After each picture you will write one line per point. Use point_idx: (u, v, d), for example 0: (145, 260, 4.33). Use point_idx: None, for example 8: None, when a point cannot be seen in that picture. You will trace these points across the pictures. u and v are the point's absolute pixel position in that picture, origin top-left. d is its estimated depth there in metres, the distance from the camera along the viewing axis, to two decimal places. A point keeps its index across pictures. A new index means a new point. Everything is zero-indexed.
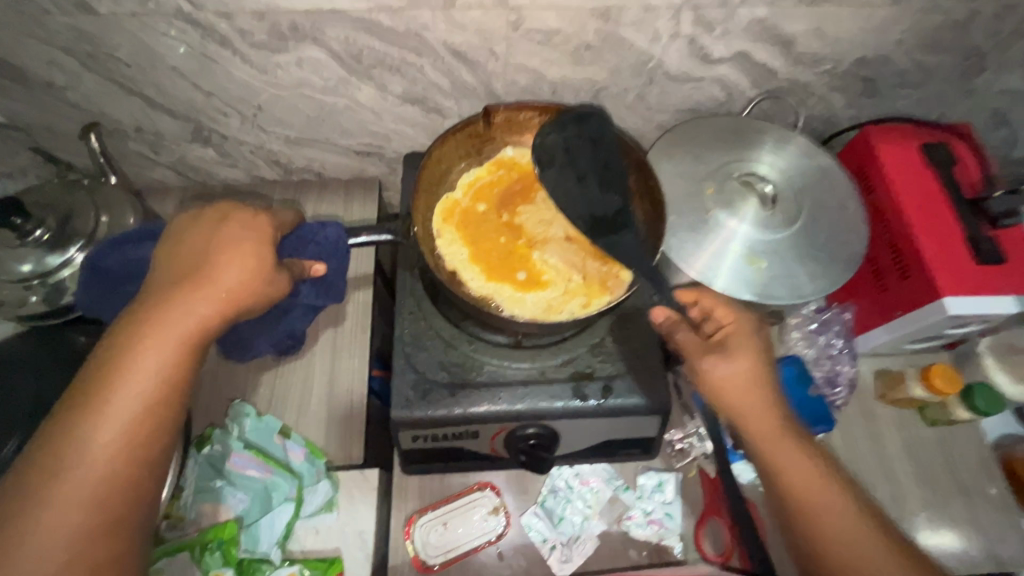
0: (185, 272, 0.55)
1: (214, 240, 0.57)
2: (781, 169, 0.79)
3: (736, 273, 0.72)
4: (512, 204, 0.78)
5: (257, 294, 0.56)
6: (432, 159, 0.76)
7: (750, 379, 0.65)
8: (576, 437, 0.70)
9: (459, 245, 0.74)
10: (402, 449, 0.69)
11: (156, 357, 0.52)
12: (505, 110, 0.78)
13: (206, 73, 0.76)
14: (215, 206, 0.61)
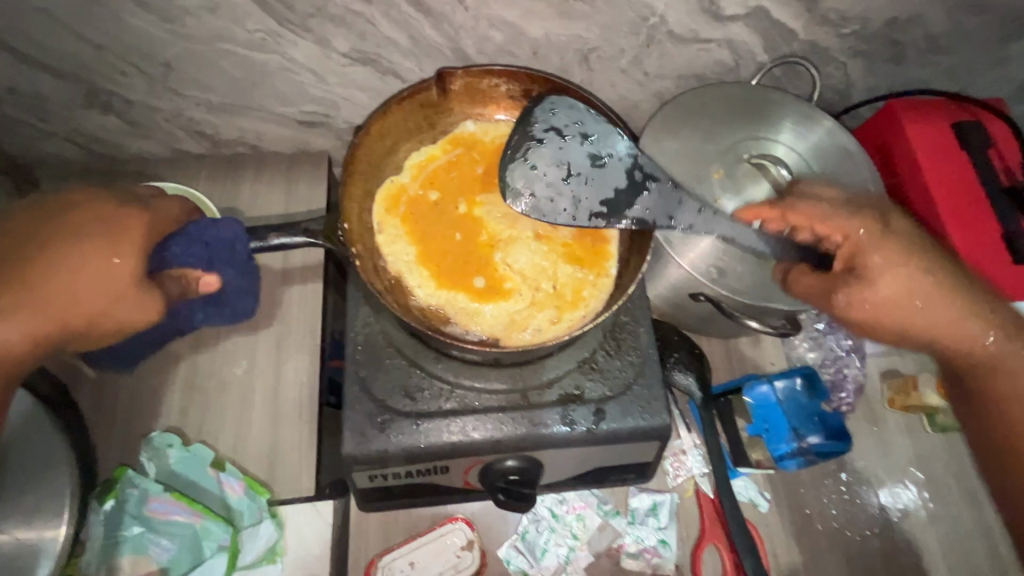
0: (10, 273, 0.48)
1: (61, 236, 0.50)
2: (797, 151, 0.69)
3: (743, 273, 0.63)
4: (470, 193, 0.67)
5: (101, 307, 0.49)
6: (371, 137, 0.64)
7: (910, 294, 0.56)
8: (562, 466, 0.60)
9: (405, 243, 0.64)
10: (359, 488, 0.58)
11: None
12: (464, 75, 0.65)
13: (92, 20, 0.60)
14: (71, 196, 0.53)
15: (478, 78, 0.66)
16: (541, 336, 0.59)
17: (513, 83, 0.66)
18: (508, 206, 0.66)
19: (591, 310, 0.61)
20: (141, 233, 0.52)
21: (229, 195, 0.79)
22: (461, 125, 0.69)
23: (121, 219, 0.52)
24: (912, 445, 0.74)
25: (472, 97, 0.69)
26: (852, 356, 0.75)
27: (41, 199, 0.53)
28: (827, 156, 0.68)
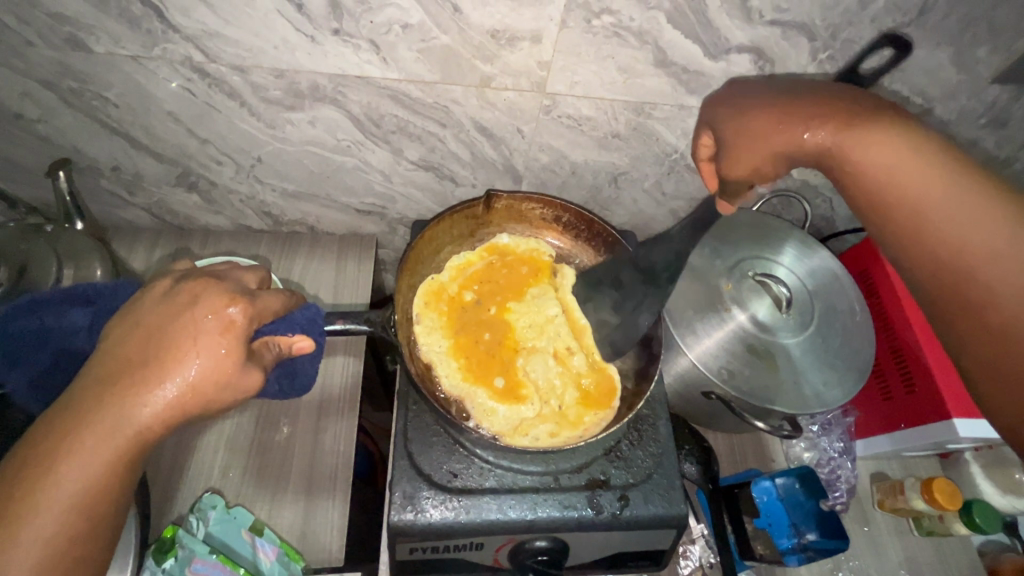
0: (132, 359, 0.45)
1: (176, 323, 0.47)
2: (799, 274, 0.80)
3: (749, 377, 0.71)
4: (500, 300, 0.75)
5: (221, 394, 0.47)
6: (424, 238, 0.74)
7: (883, 145, 0.49)
8: (586, 549, 0.65)
9: (439, 335, 0.71)
10: (394, 559, 0.62)
11: (92, 457, 0.43)
12: (507, 198, 0.78)
13: (206, 121, 0.69)
14: (187, 284, 0.50)
15: (518, 201, 0.78)
16: (539, 445, 0.64)
17: (548, 209, 0.79)
18: (530, 317, 0.74)
19: (589, 433, 0.66)
20: (245, 324, 0.49)
21: (284, 269, 0.87)
22: (497, 238, 0.79)
23: (225, 307, 0.48)
24: (901, 546, 0.80)
25: (510, 215, 0.81)
26: (843, 458, 0.82)
27: (160, 285, 0.51)
28: (820, 278, 0.79)
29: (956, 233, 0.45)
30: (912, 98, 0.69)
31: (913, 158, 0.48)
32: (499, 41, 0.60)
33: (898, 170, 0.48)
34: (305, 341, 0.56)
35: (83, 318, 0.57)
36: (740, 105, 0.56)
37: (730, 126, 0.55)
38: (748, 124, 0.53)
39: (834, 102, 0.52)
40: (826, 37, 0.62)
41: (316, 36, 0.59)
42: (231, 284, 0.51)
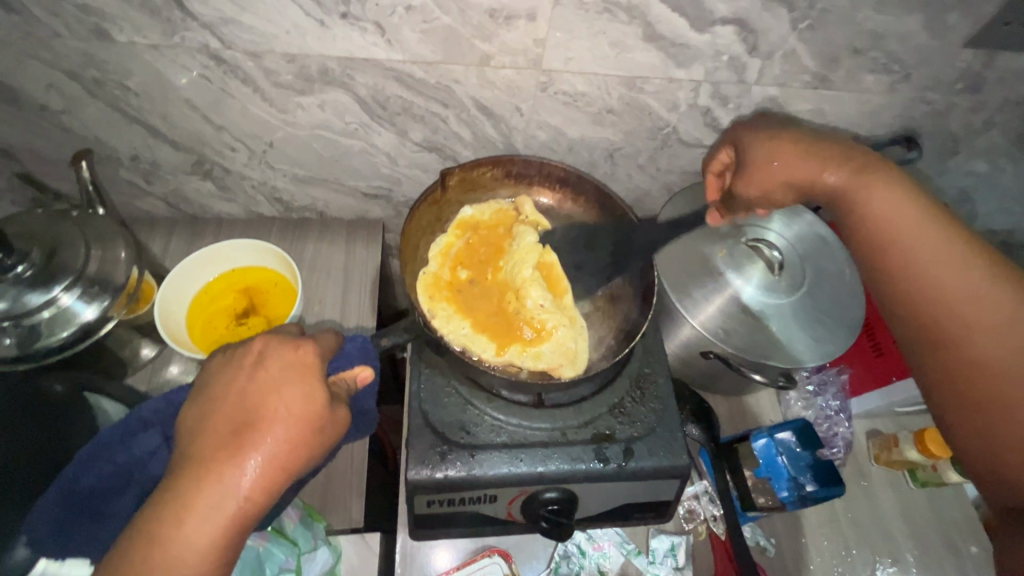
0: (223, 428, 0.49)
1: (257, 386, 0.51)
2: (787, 238, 0.83)
3: (747, 336, 0.75)
4: (485, 267, 0.78)
5: (312, 440, 0.51)
6: (402, 237, 0.76)
7: (792, 151, 0.66)
8: (595, 501, 0.68)
9: (456, 319, 0.73)
10: (413, 513, 0.65)
11: (212, 512, 0.46)
12: (460, 171, 0.80)
13: (221, 107, 0.73)
14: (245, 345, 0.55)
15: (470, 171, 0.80)
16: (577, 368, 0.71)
17: (496, 168, 0.81)
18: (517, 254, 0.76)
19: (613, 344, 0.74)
20: (316, 368, 0.54)
21: (296, 254, 0.91)
22: (463, 213, 0.81)
23: (294, 359, 0.53)
24: (896, 499, 0.83)
25: (466, 187, 0.83)
26: (841, 416, 0.84)
27: (219, 358, 0.55)
28: (809, 242, 0.83)
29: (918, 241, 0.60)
30: (889, 65, 0.73)
31: (921, 219, 0.60)
32: (497, 20, 0.64)
33: (896, 213, 0.61)
34: (367, 371, 0.59)
35: (157, 442, 0.61)
36: (765, 133, 0.69)
37: (762, 150, 0.68)
38: (767, 153, 0.67)
39: (836, 146, 0.66)
40: (805, 7, 0.66)
41: (325, 20, 0.63)
42: (284, 336, 0.56)
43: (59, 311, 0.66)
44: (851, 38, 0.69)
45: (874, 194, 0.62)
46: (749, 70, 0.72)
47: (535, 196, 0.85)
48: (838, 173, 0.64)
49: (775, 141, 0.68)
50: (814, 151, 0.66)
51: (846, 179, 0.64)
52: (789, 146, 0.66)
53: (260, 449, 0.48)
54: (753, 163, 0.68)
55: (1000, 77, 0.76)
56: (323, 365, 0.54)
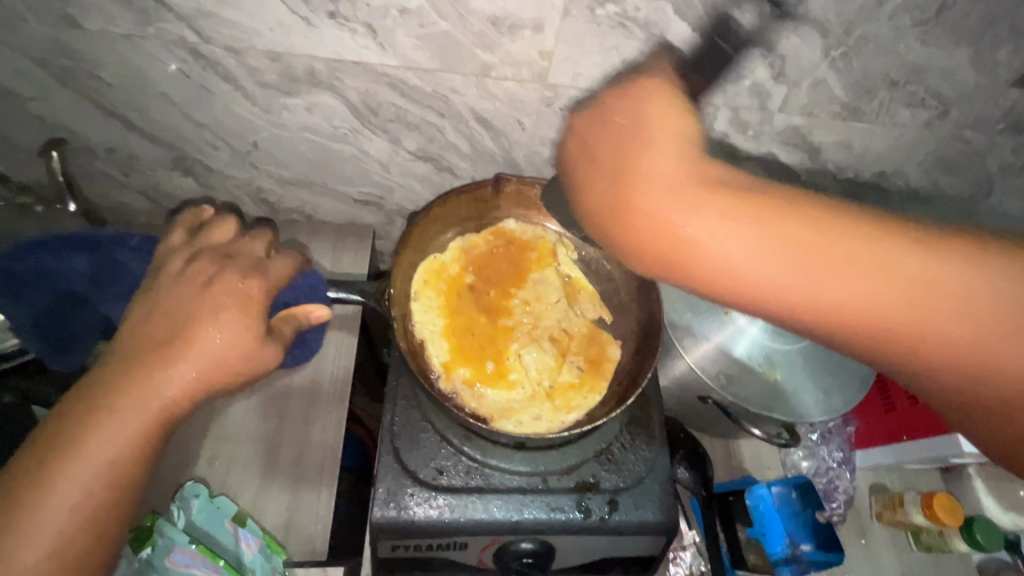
0: (159, 337, 0.48)
1: (201, 301, 0.50)
2: None
3: (750, 383, 0.69)
4: (495, 283, 0.73)
5: (241, 367, 0.50)
6: (425, 217, 0.73)
7: (687, 186, 0.41)
8: (574, 554, 0.63)
9: (436, 313, 0.70)
10: (377, 556, 0.61)
11: (129, 418, 0.45)
12: (517, 181, 0.75)
13: (201, 104, 0.68)
14: (199, 263, 0.53)
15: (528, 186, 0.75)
16: (522, 429, 0.63)
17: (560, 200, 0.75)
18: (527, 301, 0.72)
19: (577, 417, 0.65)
20: (259, 300, 0.52)
21: None
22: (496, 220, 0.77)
23: (241, 286, 0.51)
24: (899, 562, 0.77)
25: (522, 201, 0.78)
26: (842, 468, 0.80)
27: (174, 267, 0.54)
28: None
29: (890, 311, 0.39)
30: (927, 100, 0.67)
31: (860, 281, 0.39)
32: (500, 29, 0.58)
33: (845, 294, 0.39)
34: (321, 311, 0.57)
35: (85, 263, 0.65)
36: (643, 160, 0.43)
37: (611, 202, 0.44)
38: (643, 223, 0.42)
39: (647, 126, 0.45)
40: (840, 34, 0.60)
41: (312, 18, 0.58)
42: (242, 263, 0.54)
43: None
44: (889, 70, 0.63)
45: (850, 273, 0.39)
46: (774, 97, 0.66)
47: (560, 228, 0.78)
48: (761, 246, 0.40)
49: (645, 162, 0.43)
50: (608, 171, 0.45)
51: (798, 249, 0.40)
52: (689, 184, 0.42)
53: (190, 363, 0.47)
54: (615, 226, 0.44)
55: None
56: (266, 299, 0.52)
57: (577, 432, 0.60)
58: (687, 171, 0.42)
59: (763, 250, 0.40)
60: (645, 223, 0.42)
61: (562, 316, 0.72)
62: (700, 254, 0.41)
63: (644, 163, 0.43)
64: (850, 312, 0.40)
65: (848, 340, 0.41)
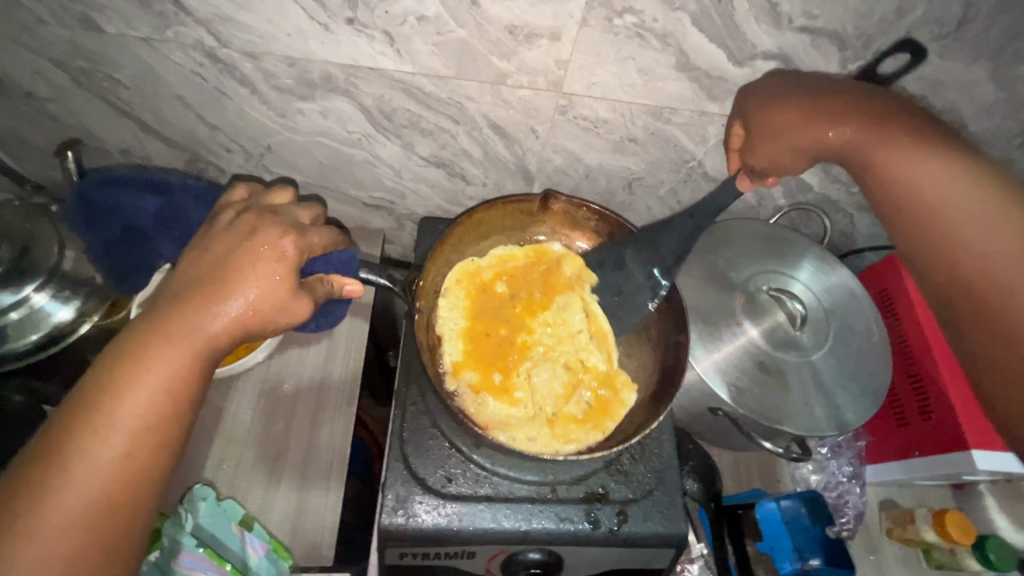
0: (201, 279, 0.52)
1: (242, 250, 0.53)
2: (816, 290, 0.77)
3: (761, 396, 0.69)
4: (521, 300, 0.71)
5: (275, 318, 0.53)
6: (467, 221, 0.70)
7: (868, 119, 0.58)
8: (581, 565, 0.63)
9: (460, 313, 0.69)
10: (383, 563, 0.60)
11: (177, 350, 0.49)
12: (566, 202, 0.72)
13: (216, 107, 0.68)
14: (243, 218, 0.56)
15: (574, 208, 0.72)
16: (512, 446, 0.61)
17: (603, 223, 0.72)
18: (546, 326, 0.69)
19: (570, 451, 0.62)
20: (294, 256, 0.54)
21: None
22: (535, 235, 0.75)
23: (279, 240, 0.54)
24: None
25: (564, 221, 0.75)
26: (852, 483, 0.79)
27: (225, 217, 0.57)
28: (837, 296, 0.76)
29: (989, 264, 0.52)
30: (944, 114, 0.67)
31: (979, 228, 0.54)
32: (517, 37, 0.59)
33: (956, 219, 0.55)
34: (356, 286, 0.59)
35: (152, 205, 0.68)
36: (797, 90, 0.59)
37: (767, 112, 0.60)
38: (787, 118, 0.59)
39: (843, 99, 0.59)
40: (858, 47, 0.59)
41: (330, 24, 0.58)
42: (284, 220, 0.56)
43: (28, 311, 0.63)
44: (906, 83, 0.63)
45: (968, 222, 0.54)
46: None
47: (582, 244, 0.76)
48: (902, 150, 0.57)
49: (790, 104, 0.59)
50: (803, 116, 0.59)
51: (924, 179, 0.57)
52: (873, 116, 0.58)
53: (237, 299, 0.51)
54: (756, 120, 0.61)
55: None
56: (301, 257, 0.55)
57: (581, 455, 0.59)
58: (865, 111, 0.58)
59: (935, 169, 0.56)
60: (836, 120, 0.58)
61: (579, 346, 0.69)
62: (841, 143, 0.59)
63: (783, 111, 0.59)
64: (954, 261, 0.55)
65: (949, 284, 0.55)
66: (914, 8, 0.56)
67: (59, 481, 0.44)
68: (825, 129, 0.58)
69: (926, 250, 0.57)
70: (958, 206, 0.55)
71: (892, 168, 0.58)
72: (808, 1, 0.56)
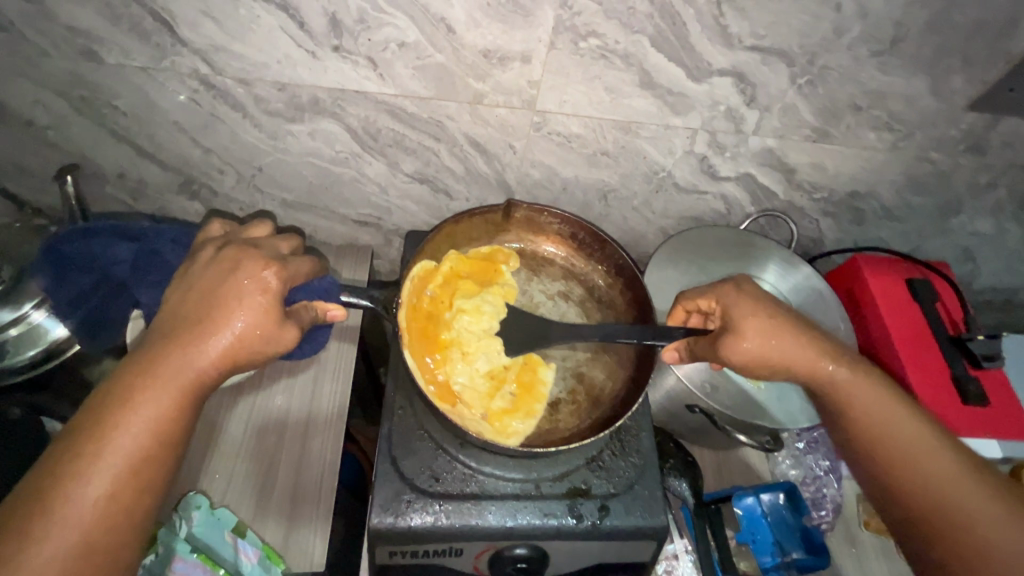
0: (188, 319, 0.53)
1: (227, 284, 0.54)
2: (780, 289, 0.80)
3: (733, 394, 0.72)
4: (447, 292, 0.70)
5: (263, 349, 0.54)
6: (441, 233, 0.72)
7: (789, 332, 0.62)
8: (567, 559, 0.65)
9: (413, 300, 0.68)
10: (374, 563, 0.62)
11: (161, 392, 0.50)
12: (527, 208, 0.76)
13: (210, 131, 0.72)
14: (226, 252, 0.57)
15: (537, 213, 0.76)
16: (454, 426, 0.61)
17: (565, 224, 0.76)
18: (467, 321, 0.68)
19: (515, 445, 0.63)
20: (279, 288, 0.55)
21: None
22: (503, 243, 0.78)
23: (261, 273, 0.54)
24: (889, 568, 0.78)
25: (528, 226, 0.79)
26: (829, 476, 0.82)
27: (208, 253, 0.58)
28: (803, 296, 0.80)
29: (927, 474, 0.60)
30: (891, 123, 0.72)
31: (908, 432, 0.61)
32: (491, 60, 0.63)
33: (891, 430, 0.62)
34: (339, 311, 0.60)
35: (128, 252, 0.70)
36: (755, 308, 0.62)
37: (761, 339, 0.61)
38: (776, 345, 0.61)
39: (817, 334, 0.64)
40: (805, 63, 0.65)
41: (317, 51, 0.62)
42: (265, 253, 0.57)
43: (28, 328, 0.65)
44: (852, 96, 0.68)
45: (906, 434, 0.61)
46: (747, 121, 0.71)
47: (548, 247, 0.79)
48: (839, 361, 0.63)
49: (765, 320, 0.62)
50: (804, 347, 0.62)
51: (847, 383, 0.63)
52: (790, 333, 0.62)
53: (219, 339, 0.52)
54: (766, 348, 0.61)
55: (1004, 141, 0.75)
56: (285, 286, 0.55)
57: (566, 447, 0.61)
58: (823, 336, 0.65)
59: (871, 386, 0.63)
60: (785, 341, 0.62)
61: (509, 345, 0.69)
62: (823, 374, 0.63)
63: (758, 341, 0.61)
64: (904, 477, 0.60)
65: (899, 494, 0.61)
66: (852, 28, 0.61)
67: (42, 529, 0.45)
68: (820, 367, 0.63)
69: (891, 475, 0.61)
70: (894, 412, 0.62)
71: (855, 395, 0.63)
72: (755, 23, 0.61)
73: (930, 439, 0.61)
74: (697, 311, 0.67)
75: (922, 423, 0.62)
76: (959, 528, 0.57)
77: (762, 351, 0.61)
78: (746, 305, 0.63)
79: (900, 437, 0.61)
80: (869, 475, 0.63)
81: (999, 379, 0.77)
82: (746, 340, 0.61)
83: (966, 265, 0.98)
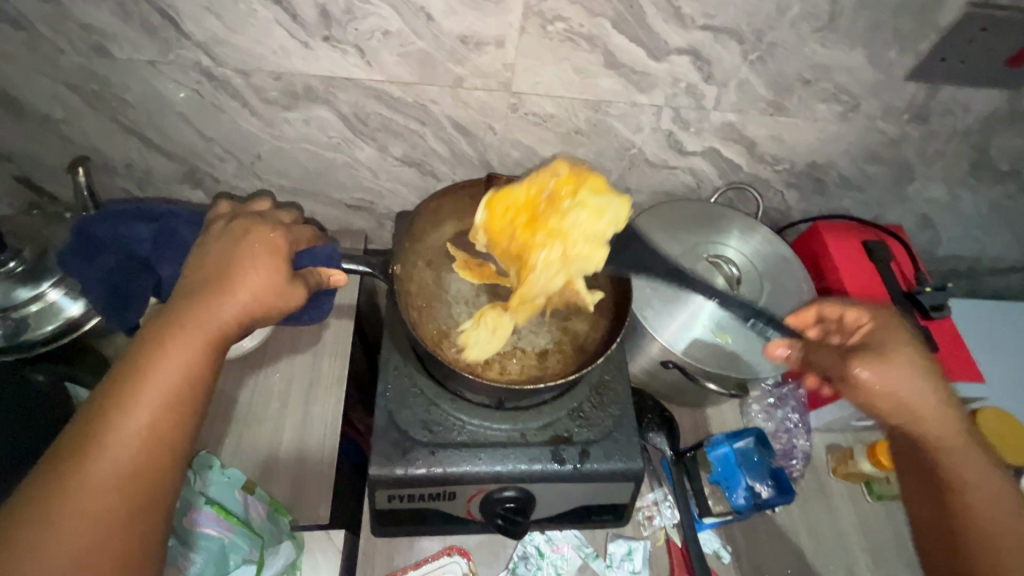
0: (207, 279, 0.58)
1: (239, 249, 0.60)
2: (746, 254, 0.86)
3: (703, 348, 0.77)
4: (568, 188, 0.68)
5: (275, 304, 0.59)
6: (427, 207, 0.78)
7: (914, 369, 0.64)
8: (552, 502, 0.71)
9: (526, 208, 0.69)
10: (375, 508, 0.68)
11: (188, 341, 0.54)
12: (506, 180, 0.81)
13: (212, 121, 0.77)
14: (237, 223, 0.63)
15: None
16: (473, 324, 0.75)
17: None
18: (583, 221, 0.67)
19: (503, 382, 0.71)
20: (287, 249, 0.61)
21: None
22: None
23: (272, 237, 0.61)
24: (855, 512, 0.84)
25: None
26: (800, 429, 0.87)
27: (218, 226, 0.64)
28: (768, 259, 0.86)
29: (985, 490, 0.62)
30: (838, 95, 0.78)
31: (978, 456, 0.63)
32: (468, 45, 0.69)
33: (966, 452, 0.63)
34: (340, 276, 0.66)
35: (148, 232, 0.72)
36: (886, 344, 0.66)
37: (879, 369, 0.64)
38: (887, 369, 0.63)
39: (902, 348, 0.65)
40: (754, 40, 0.71)
41: (309, 42, 0.68)
42: (271, 222, 0.64)
43: (46, 305, 0.71)
44: (800, 70, 0.75)
45: (972, 454, 0.63)
46: (707, 97, 0.77)
47: None
48: (880, 373, 0.63)
49: (894, 351, 0.65)
50: (914, 376, 0.64)
51: (938, 400, 0.64)
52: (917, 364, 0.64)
53: (238, 293, 0.57)
54: (878, 381, 0.64)
55: (944, 109, 0.82)
56: (291, 249, 0.62)
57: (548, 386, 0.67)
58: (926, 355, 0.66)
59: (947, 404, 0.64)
60: (892, 365, 0.64)
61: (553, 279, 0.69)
62: (928, 390, 0.64)
63: (878, 371, 0.63)
64: (960, 483, 0.63)
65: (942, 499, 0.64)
66: (792, 6, 0.68)
67: (90, 463, 0.48)
68: (875, 382, 0.64)
69: (940, 480, 0.64)
70: (966, 452, 0.63)
71: (917, 409, 0.63)
72: (705, 4, 0.67)
73: (974, 467, 0.63)
74: (829, 323, 0.71)
75: (977, 456, 0.63)
76: (977, 535, 0.61)
77: (878, 385, 0.63)
78: (894, 333, 0.67)
79: (952, 456, 0.63)
80: (920, 477, 0.66)
81: (948, 328, 0.83)
82: (862, 367, 0.64)
83: (927, 233, 1.04)
